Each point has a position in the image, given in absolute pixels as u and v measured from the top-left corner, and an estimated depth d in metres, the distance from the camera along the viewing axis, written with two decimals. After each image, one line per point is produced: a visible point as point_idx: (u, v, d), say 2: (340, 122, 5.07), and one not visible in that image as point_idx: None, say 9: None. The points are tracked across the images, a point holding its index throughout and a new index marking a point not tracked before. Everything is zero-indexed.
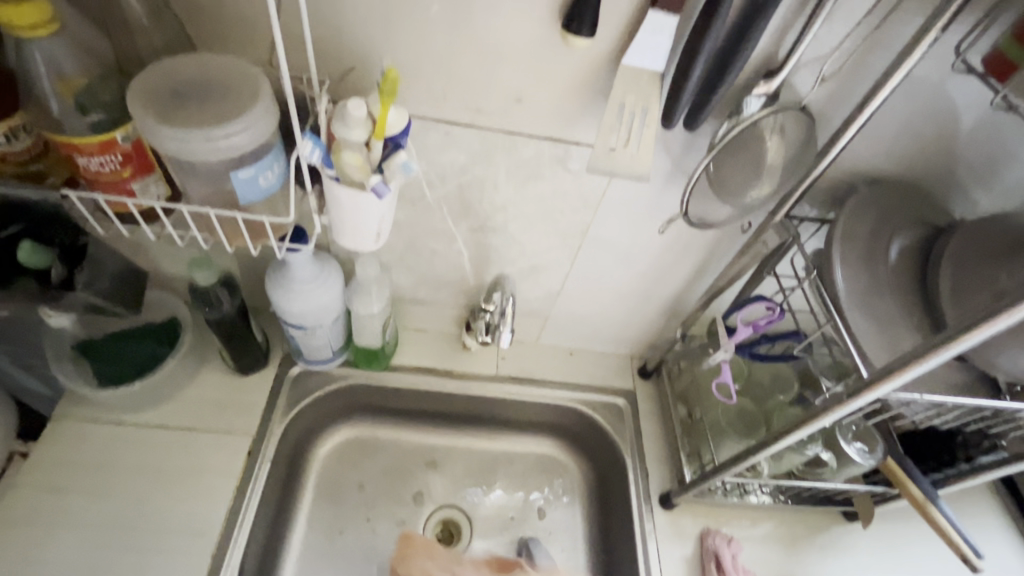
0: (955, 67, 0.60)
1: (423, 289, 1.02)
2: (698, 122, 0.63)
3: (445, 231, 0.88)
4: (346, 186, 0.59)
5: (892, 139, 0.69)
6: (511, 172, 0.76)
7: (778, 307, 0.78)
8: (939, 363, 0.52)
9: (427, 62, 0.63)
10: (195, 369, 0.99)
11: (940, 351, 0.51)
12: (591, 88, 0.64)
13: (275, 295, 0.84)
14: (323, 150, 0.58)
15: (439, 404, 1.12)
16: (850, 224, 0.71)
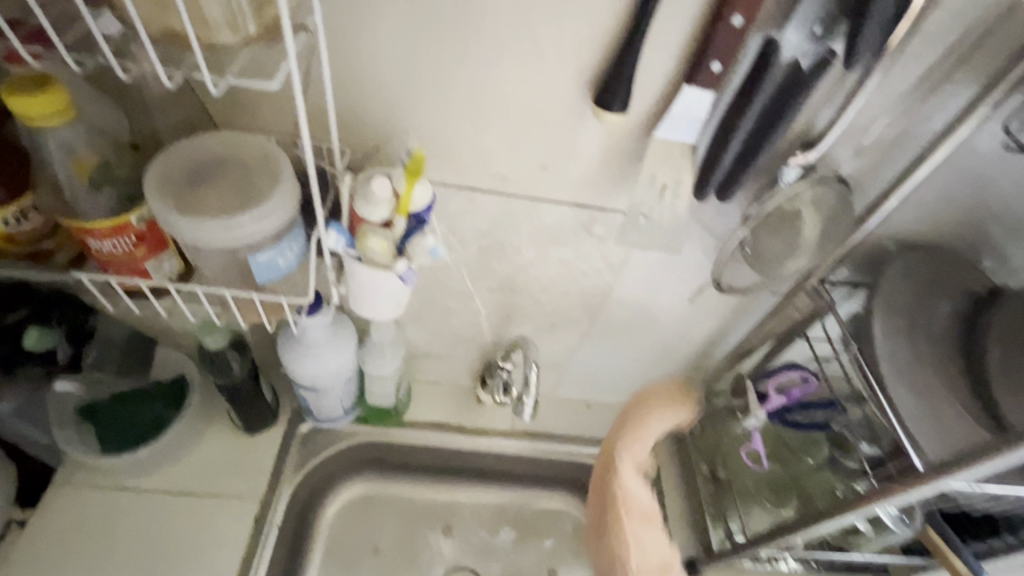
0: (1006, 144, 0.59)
1: (438, 344, 0.99)
2: (732, 193, 0.60)
3: (462, 291, 0.85)
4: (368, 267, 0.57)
5: (931, 207, 0.66)
6: (533, 237, 0.74)
7: (814, 377, 0.74)
8: (1008, 463, 0.49)
9: (452, 134, 0.61)
10: (201, 429, 0.95)
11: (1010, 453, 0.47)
12: (621, 158, 0.62)
13: (287, 356, 0.81)
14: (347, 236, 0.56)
15: (451, 460, 1.08)
16: (890, 293, 0.68)
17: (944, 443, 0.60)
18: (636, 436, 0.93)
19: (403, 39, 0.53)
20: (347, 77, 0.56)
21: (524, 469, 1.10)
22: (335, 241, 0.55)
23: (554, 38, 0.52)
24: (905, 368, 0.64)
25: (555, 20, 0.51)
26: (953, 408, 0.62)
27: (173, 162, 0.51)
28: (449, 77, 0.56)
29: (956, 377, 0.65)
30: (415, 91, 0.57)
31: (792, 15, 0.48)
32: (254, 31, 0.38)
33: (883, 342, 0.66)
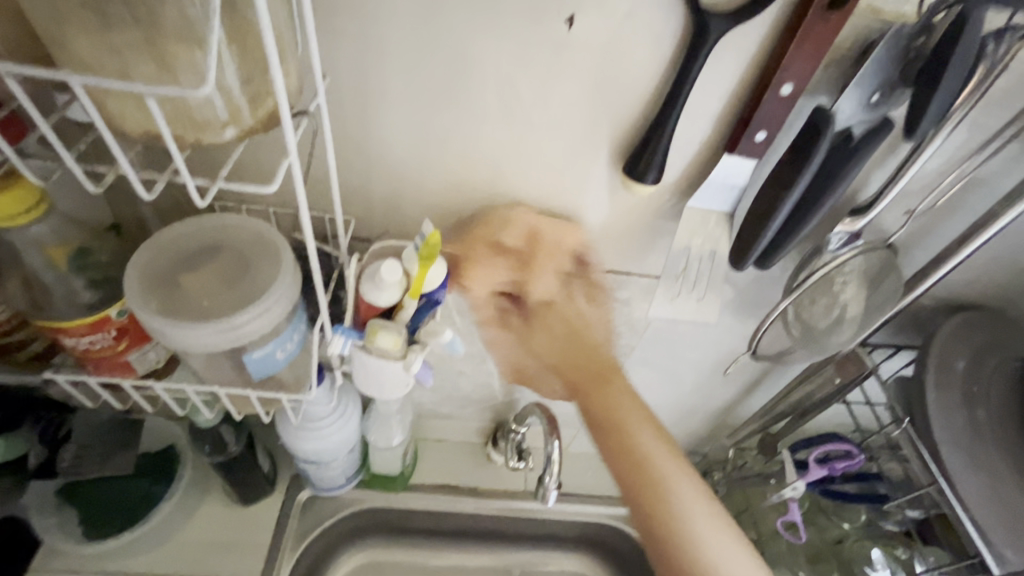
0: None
1: (445, 405, 0.93)
2: (773, 261, 0.55)
3: (474, 354, 0.80)
4: (374, 358, 0.50)
5: (975, 266, 0.63)
6: None
7: (860, 453, 0.69)
8: None
9: (468, 204, 0.56)
10: (194, 502, 0.88)
11: None
12: (649, 226, 0.57)
13: (284, 430, 0.76)
14: (356, 334, 0.50)
15: (462, 523, 1.01)
16: (942, 360, 0.63)
17: (1013, 535, 0.56)
18: (544, 332, 0.67)
19: (414, 111, 0.48)
20: (355, 151, 0.51)
21: (538, 529, 1.03)
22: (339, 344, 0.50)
23: (578, 104, 0.47)
24: (966, 446, 0.60)
25: (578, 86, 0.46)
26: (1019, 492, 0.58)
27: (158, 255, 0.46)
28: (465, 146, 0.51)
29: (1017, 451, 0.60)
30: (428, 161, 0.52)
31: (849, 80, 0.44)
32: (256, 125, 0.34)
33: (936, 414, 0.61)
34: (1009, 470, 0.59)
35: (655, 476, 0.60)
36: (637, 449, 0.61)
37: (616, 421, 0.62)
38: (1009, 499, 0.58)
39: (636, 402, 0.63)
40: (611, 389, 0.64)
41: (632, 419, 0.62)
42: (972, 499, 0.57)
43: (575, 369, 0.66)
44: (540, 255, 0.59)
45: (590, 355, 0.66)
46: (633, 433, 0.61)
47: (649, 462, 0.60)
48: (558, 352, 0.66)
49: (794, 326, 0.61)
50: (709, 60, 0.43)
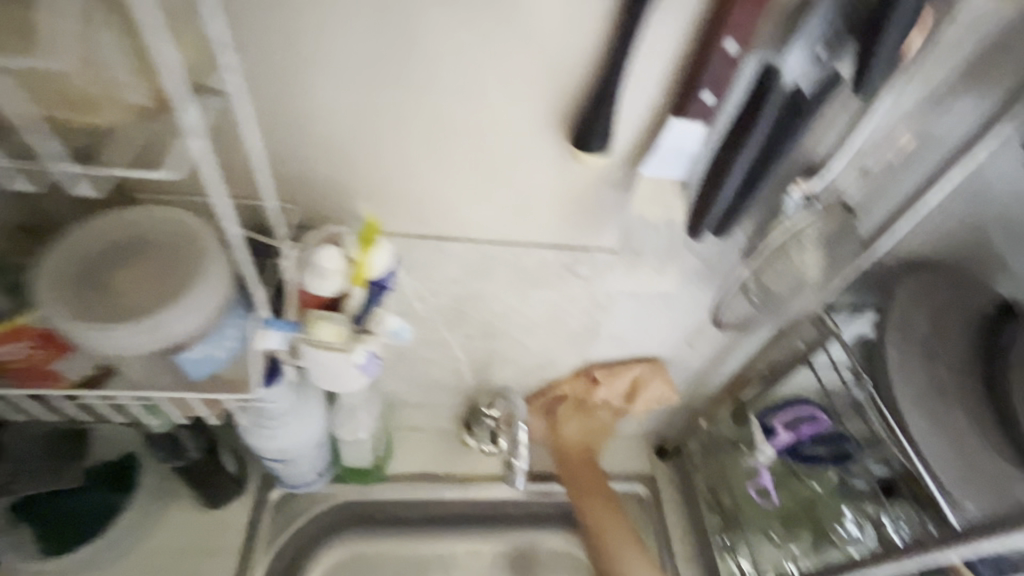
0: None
1: (417, 394, 0.91)
2: (730, 228, 0.54)
3: (439, 341, 0.78)
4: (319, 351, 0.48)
5: (929, 222, 0.63)
6: (513, 281, 0.67)
7: (825, 415, 0.70)
8: None
9: (414, 184, 0.53)
10: (159, 509, 0.86)
11: None
12: (605, 197, 0.55)
13: (248, 432, 0.73)
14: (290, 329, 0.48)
15: (441, 510, 1.00)
16: (901, 319, 0.63)
17: (972, 485, 0.57)
18: (581, 420, 0.91)
19: (345, 84, 0.45)
20: (287, 128, 0.48)
21: (520, 511, 1.03)
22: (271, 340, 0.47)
23: (515, 70, 0.45)
24: (926, 402, 0.61)
25: (516, 54, 0.44)
26: (977, 443, 0.59)
27: (72, 260, 0.44)
28: (405, 122, 0.48)
29: (975, 403, 0.61)
30: (367, 138, 0.49)
31: (794, 33, 0.42)
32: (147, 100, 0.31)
33: (895, 372, 0.61)
34: (965, 423, 0.60)
35: (614, 555, 0.86)
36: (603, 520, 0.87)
37: (592, 504, 0.89)
38: (964, 451, 0.59)
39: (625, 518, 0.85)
40: (588, 467, 0.92)
41: (605, 511, 0.86)
42: (931, 454, 0.58)
43: (568, 458, 0.92)
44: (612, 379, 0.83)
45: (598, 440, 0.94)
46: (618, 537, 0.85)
47: (620, 570, 0.84)
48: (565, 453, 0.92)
49: (754, 293, 0.62)
50: (649, 12, 0.41)
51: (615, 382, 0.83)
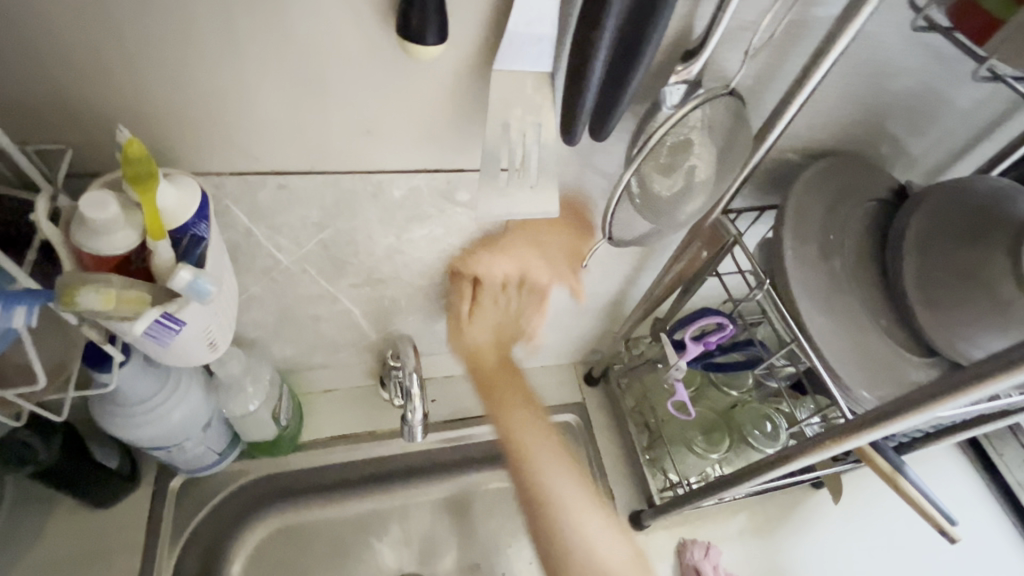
0: (916, 25, 0.50)
1: (317, 354, 0.84)
2: (609, 129, 0.48)
3: (322, 295, 0.69)
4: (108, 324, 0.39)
5: (823, 108, 0.59)
6: (385, 218, 0.59)
7: (731, 322, 0.67)
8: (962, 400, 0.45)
9: (225, 105, 0.44)
10: (39, 518, 0.77)
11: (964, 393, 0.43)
12: (463, 102, 0.47)
13: (106, 420, 0.63)
14: None
15: (369, 467, 0.97)
16: (800, 213, 0.60)
17: (867, 374, 0.57)
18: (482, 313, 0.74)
19: None
20: (26, 40, 0.38)
21: (450, 456, 1.01)
22: (4, 318, 0.35)
23: None
24: (826, 298, 0.59)
25: None
26: (872, 335, 0.59)
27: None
28: (179, 20, 0.38)
29: (872, 294, 0.60)
30: (140, 46, 0.39)
31: None
32: None
33: (795, 270, 0.58)
34: (861, 314, 0.59)
35: (561, 506, 0.70)
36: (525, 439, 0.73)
37: (520, 425, 0.73)
38: (861, 342, 0.58)
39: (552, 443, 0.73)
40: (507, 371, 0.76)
41: (519, 420, 0.74)
42: (830, 348, 0.57)
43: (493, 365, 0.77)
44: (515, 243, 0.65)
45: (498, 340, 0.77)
46: (547, 471, 0.71)
47: (562, 504, 0.70)
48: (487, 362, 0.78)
49: (640, 203, 0.53)
50: None
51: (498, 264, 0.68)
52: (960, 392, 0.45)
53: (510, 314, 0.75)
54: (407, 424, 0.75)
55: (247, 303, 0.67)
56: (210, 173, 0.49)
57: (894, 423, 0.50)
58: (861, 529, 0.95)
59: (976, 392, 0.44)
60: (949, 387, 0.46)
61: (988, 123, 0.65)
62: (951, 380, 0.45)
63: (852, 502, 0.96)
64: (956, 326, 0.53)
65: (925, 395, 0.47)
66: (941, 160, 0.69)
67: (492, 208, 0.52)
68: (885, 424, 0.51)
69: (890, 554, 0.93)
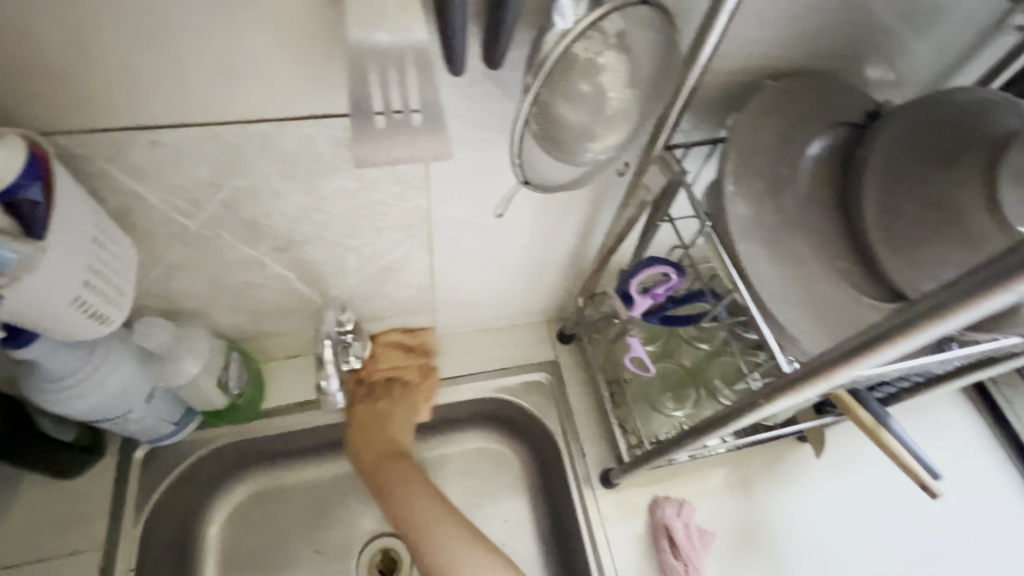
0: None
1: (265, 322, 0.81)
2: (500, 54, 0.42)
3: (248, 260, 0.66)
4: None
5: (777, 17, 0.50)
6: (288, 173, 0.54)
7: (678, 271, 0.61)
8: (915, 344, 0.38)
9: (60, 54, 0.40)
10: (10, 487, 0.79)
11: (917, 332, 0.37)
12: (328, 30, 0.42)
13: (34, 396, 0.62)
14: None
15: (337, 432, 0.96)
16: (750, 143, 0.53)
17: (820, 323, 0.51)
18: (359, 414, 0.87)
19: None
20: None
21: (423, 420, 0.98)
22: None
23: None
24: (773, 239, 0.52)
25: None
26: (828, 279, 0.52)
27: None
28: None
29: (831, 233, 0.53)
30: None
31: None
32: None
33: (742, 209, 0.52)
34: (819, 257, 0.52)
35: None
36: (432, 542, 0.77)
37: (415, 512, 0.79)
38: (817, 289, 0.52)
39: (450, 526, 0.78)
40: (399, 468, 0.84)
41: (415, 501, 0.80)
42: (777, 297, 0.51)
43: (364, 434, 0.86)
44: (398, 363, 0.89)
45: (376, 435, 0.86)
46: (448, 553, 0.76)
47: None
48: (359, 422, 0.86)
49: (551, 142, 0.47)
50: None
51: (395, 357, 0.89)
52: (881, 344, 0.39)
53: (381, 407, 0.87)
54: (324, 394, 0.73)
55: (168, 273, 0.65)
56: (71, 132, 0.45)
57: (822, 379, 0.45)
58: (848, 482, 0.91)
59: (899, 344, 0.38)
60: (872, 339, 0.40)
61: (986, 26, 0.55)
62: (874, 330, 0.40)
63: (838, 454, 0.92)
64: (922, 262, 0.47)
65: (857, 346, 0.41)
66: (935, 73, 0.60)
67: (380, 157, 0.44)
68: (815, 381, 0.46)
69: (876, 507, 0.89)
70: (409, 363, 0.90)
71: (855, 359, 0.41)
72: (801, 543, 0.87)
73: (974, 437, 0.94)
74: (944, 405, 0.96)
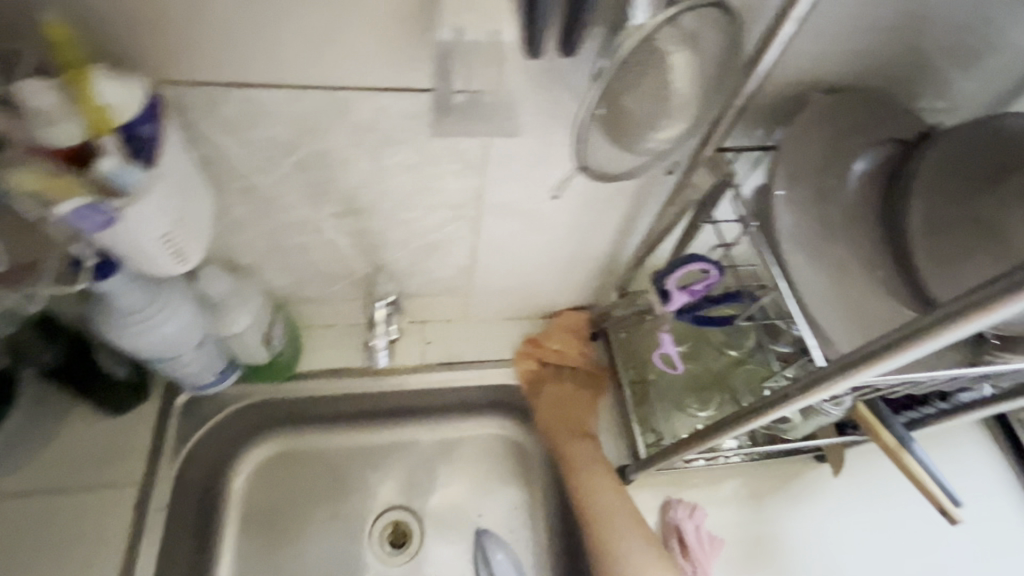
0: None
1: (310, 287, 0.85)
2: (572, 44, 0.45)
3: (305, 222, 0.70)
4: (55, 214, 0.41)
5: (839, 32, 0.52)
6: (356, 142, 0.58)
7: (717, 269, 0.63)
8: (939, 346, 0.40)
9: (175, 13, 0.44)
10: (60, 417, 0.84)
11: (939, 334, 0.38)
12: (414, 10, 0.45)
13: (99, 329, 0.67)
14: None
15: (364, 402, 1.00)
16: (796, 152, 0.55)
17: (854, 328, 0.53)
18: (549, 391, 0.94)
19: None
20: None
21: (447, 399, 1.01)
22: None
23: None
24: (814, 246, 0.54)
25: None
26: (867, 289, 0.54)
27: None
28: None
29: (873, 244, 0.55)
30: None
31: None
32: None
33: (787, 212, 0.54)
34: (860, 266, 0.54)
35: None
36: (607, 523, 0.83)
37: (597, 489, 0.85)
38: (854, 297, 0.53)
39: (630, 514, 0.83)
40: (583, 445, 0.89)
41: (598, 483, 0.85)
42: (814, 299, 0.53)
43: (549, 408, 0.93)
44: (562, 347, 0.96)
45: (563, 411, 0.92)
46: (619, 535, 0.82)
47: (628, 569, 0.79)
48: (548, 397, 0.93)
49: (610, 131, 0.50)
50: None
51: (559, 342, 0.96)
52: (913, 341, 0.40)
53: (563, 389, 0.93)
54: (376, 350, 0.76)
55: (231, 228, 0.69)
56: (170, 83, 0.49)
57: (848, 377, 0.46)
58: (864, 505, 0.91)
59: (923, 343, 0.40)
60: (903, 336, 0.41)
61: None
62: (905, 329, 0.41)
63: (856, 477, 0.92)
64: (963, 278, 0.48)
65: (885, 345, 0.43)
66: (993, 100, 0.61)
67: (450, 130, 0.48)
68: (841, 379, 0.47)
69: (891, 534, 0.89)
70: (576, 350, 0.96)
71: (880, 357, 0.43)
72: (810, 560, 0.87)
73: (996, 474, 0.93)
74: (969, 440, 0.95)
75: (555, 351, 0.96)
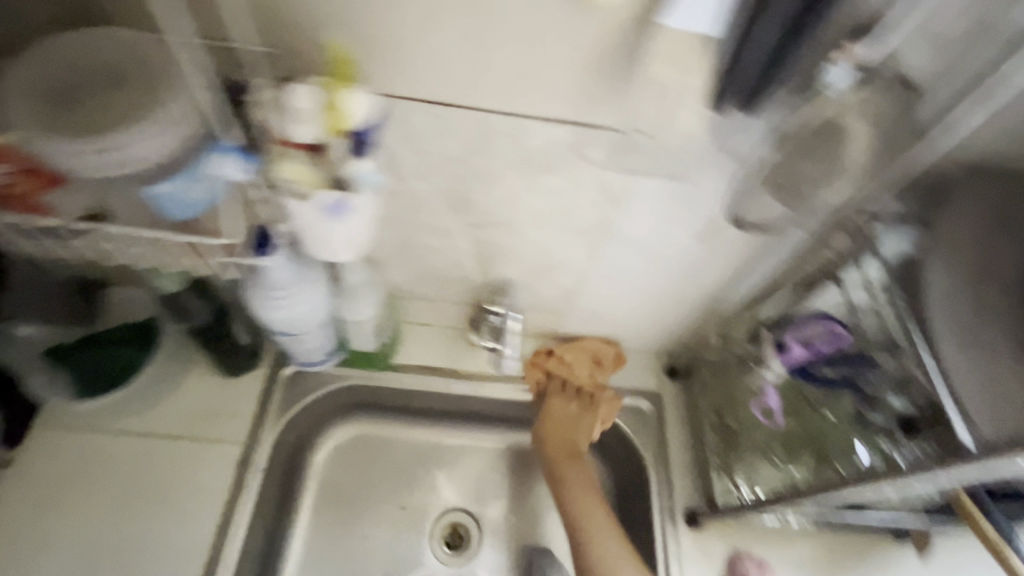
0: None
1: (421, 286, 0.91)
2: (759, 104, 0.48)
3: (441, 228, 0.75)
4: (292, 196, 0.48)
5: (1014, 121, 0.53)
6: (516, 163, 0.62)
7: (841, 331, 0.66)
8: None
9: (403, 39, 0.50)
10: (182, 371, 0.91)
11: None
12: (615, 58, 0.49)
13: (249, 298, 0.73)
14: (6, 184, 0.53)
15: (445, 403, 1.04)
16: (943, 231, 0.56)
17: None
18: (553, 407, 0.94)
19: None
20: None
21: (521, 413, 1.03)
22: (225, 169, 0.46)
23: None
24: (963, 326, 0.53)
25: None
26: None
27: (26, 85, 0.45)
28: None
29: None
30: None
31: None
32: None
33: (938, 289, 0.54)
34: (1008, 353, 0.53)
35: None
36: (595, 548, 0.82)
37: (587, 514, 0.85)
38: None
39: (618, 544, 0.82)
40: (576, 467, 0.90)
41: (589, 507, 0.85)
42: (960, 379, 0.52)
43: (551, 425, 0.94)
44: (575, 365, 0.96)
45: (565, 430, 0.93)
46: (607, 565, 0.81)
47: None
48: (550, 413, 0.94)
49: None
50: None
51: (563, 360, 0.96)
52: None
53: (570, 409, 0.94)
54: None
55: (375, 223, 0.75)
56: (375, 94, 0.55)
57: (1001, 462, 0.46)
58: None
59: None
60: None
61: None
62: None
63: (937, 564, 0.89)
64: None
65: None
66: None
67: None
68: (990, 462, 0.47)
69: None
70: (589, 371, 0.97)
71: None
72: None
73: None
74: None
75: (568, 368, 0.96)
